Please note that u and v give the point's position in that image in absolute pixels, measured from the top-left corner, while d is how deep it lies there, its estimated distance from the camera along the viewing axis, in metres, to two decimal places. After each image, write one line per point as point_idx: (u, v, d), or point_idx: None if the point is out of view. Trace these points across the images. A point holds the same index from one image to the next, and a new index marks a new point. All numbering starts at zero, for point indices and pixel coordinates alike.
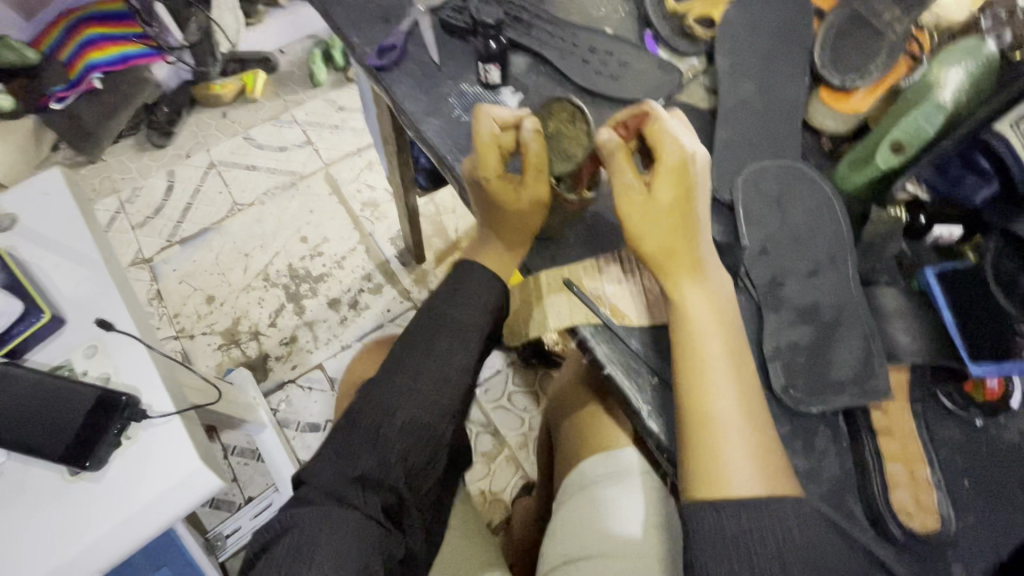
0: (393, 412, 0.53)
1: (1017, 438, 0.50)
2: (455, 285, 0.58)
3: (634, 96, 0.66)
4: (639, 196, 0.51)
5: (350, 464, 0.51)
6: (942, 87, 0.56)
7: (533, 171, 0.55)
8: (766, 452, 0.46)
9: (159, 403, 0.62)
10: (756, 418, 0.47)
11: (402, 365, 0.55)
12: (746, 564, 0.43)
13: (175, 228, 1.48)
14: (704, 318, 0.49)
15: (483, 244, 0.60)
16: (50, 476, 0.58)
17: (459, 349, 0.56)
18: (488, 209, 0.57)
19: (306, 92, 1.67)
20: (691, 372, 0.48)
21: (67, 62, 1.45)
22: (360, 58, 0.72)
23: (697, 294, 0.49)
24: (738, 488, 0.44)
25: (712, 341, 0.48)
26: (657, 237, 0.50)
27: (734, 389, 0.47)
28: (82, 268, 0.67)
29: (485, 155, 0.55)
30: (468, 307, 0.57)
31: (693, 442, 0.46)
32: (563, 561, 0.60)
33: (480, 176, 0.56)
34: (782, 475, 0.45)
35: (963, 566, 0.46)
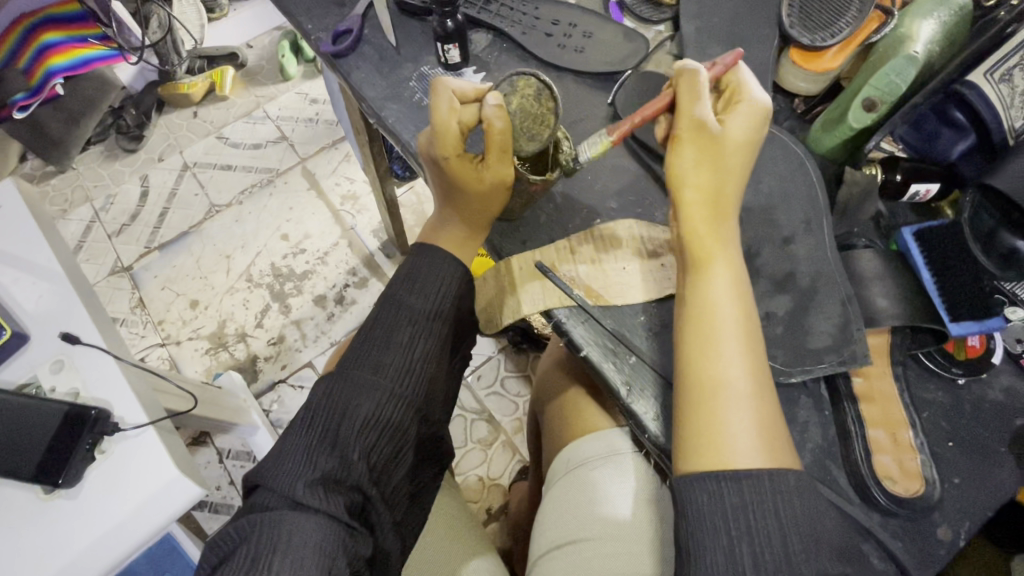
0: (357, 407, 0.52)
1: (1001, 395, 0.50)
2: (410, 271, 0.56)
3: (600, 69, 0.64)
4: (699, 137, 0.48)
5: (308, 465, 0.49)
6: (915, 39, 0.54)
7: (496, 150, 0.52)
8: (766, 422, 0.44)
9: (131, 414, 0.60)
10: (761, 386, 0.45)
11: (358, 359, 0.54)
12: (744, 537, 0.41)
13: (152, 233, 1.44)
14: (721, 288, 0.47)
15: (444, 227, 0.58)
16: (24, 497, 0.57)
17: (421, 338, 0.54)
18: (449, 190, 0.56)
19: (277, 86, 1.63)
20: (703, 340, 0.46)
21: (25, 70, 1.30)
22: (315, 45, 0.69)
23: (722, 265, 0.47)
24: (739, 459, 0.43)
25: (727, 310, 0.46)
26: (698, 190, 0.48)
27: (746, 361, 0.45)
28: (44, 282, 0.65)
29: (444, 135, 0.52)
30: (426, 294, 0.55)
31: (691, 413, 0.44)
32: (553, 546, 0.59)
33: (437, 155, 0.53)
34: (780, 445, 0.44)
35: (949, 528, 0.46)
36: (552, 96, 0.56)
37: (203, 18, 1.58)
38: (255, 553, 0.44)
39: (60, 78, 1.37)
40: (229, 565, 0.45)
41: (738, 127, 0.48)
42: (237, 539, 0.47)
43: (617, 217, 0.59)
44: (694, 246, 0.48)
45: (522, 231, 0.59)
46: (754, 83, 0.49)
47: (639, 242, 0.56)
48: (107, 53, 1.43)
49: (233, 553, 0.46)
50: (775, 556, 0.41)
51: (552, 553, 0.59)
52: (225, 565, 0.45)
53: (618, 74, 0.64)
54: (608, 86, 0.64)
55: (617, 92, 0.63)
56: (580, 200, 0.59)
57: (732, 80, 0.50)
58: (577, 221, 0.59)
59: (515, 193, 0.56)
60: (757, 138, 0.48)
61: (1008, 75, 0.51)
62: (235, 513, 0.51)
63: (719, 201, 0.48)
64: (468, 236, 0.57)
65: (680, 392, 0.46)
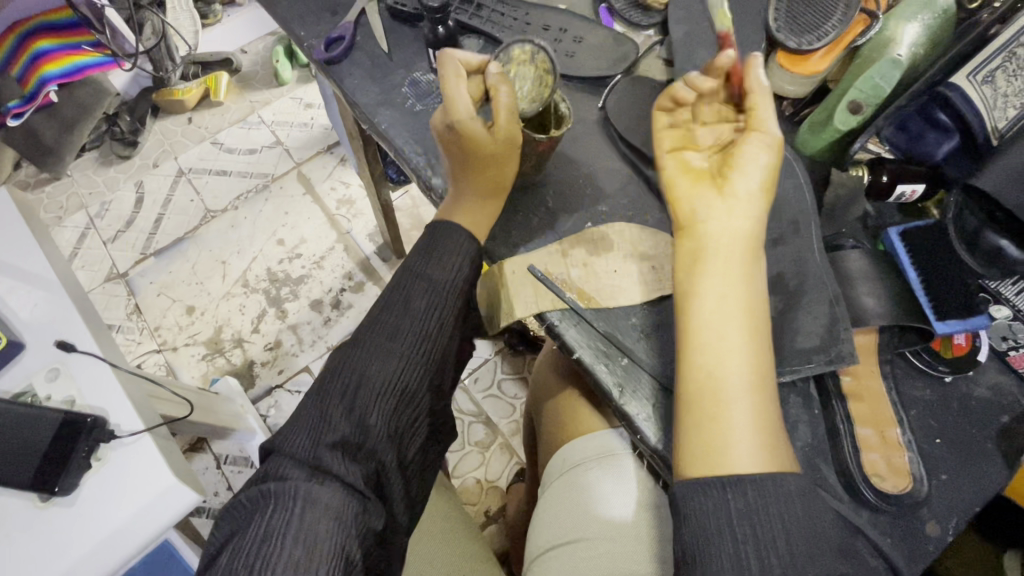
0: (377, 372, 0.53)
1: (988, 393, 0.50)
2: (426, 245, 0.58)
3: (590, 73, 0.65)
4: (759, 135, 0.48)
5: (324, 429, 0.51)
6: (897, 44, 0.55)
7: (505, 115, 0.53)
8: (769, 428, 0.44)
9: (127, 422, 0.60)
10: (765, 394, 0.45)
11: (380, 323, 0.55)
12: (751, 540, 0.42)
13: (148, 240, 1.44)
14: (739, 283, 0.46)
15: (459, 200, 0.58)
16: (20, 505, 0.57)
17: (436, 309, 0.56)
18: (462, 159, 0.56)
19: (271, 92, 1.64)
20: (713, 334, 0.46)
21: (19, 78, 1.31)
22: (308, 52, 0.70)
23: (751, 245, 0.47)
24: (741, 465, 0.43)
25: (734, 302, 0.46)
26: (749, 183, 0.47)
27: (754, 359, 0.46)
28: (38, 290, 0.66)
29: (454, 103, 0.54)
30: (440, 268, 0.56)
31: (696, 415, 0.45)
32: (551, 547, 0.59)
33: (451, 121, 0.55)
34: (780, 449, 0.45)
35: (937, 523, 0.47)
36: (546, 57, 0.58)
37: (197, 25, 1.55)
38: (268, 528, 0.44)
39: (53, 86, 1.37)
40: (242, 539, 0.44)
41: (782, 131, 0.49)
42: (248, 511, 0.47)
43: (607, 219, 0.59)
44: (713, 242, 0.47)
45: (514, 235, 0.59)
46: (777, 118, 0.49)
47: (630, 245, 0.57)
48: (102, 60, 1.43)
49: (244, 525, 0.46)
50: (781, 559, 0.41)
51: (553, 554, 0.59)
52: (238, 539, 0.45)
53: (608, 78, 0.65)
54: (598, 91, 0.65)
55: (608, 97, 0.63)
56: (571, 202, 0.60)
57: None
58: (568, 223, 0.59)
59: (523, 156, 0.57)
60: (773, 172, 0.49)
61: (990, 77, 0.52)
62: (247, 482, 0.51)
63: (742, 197, 0.47)
64: (481, 204, 0.57)
65: (685, 394, 0.46)
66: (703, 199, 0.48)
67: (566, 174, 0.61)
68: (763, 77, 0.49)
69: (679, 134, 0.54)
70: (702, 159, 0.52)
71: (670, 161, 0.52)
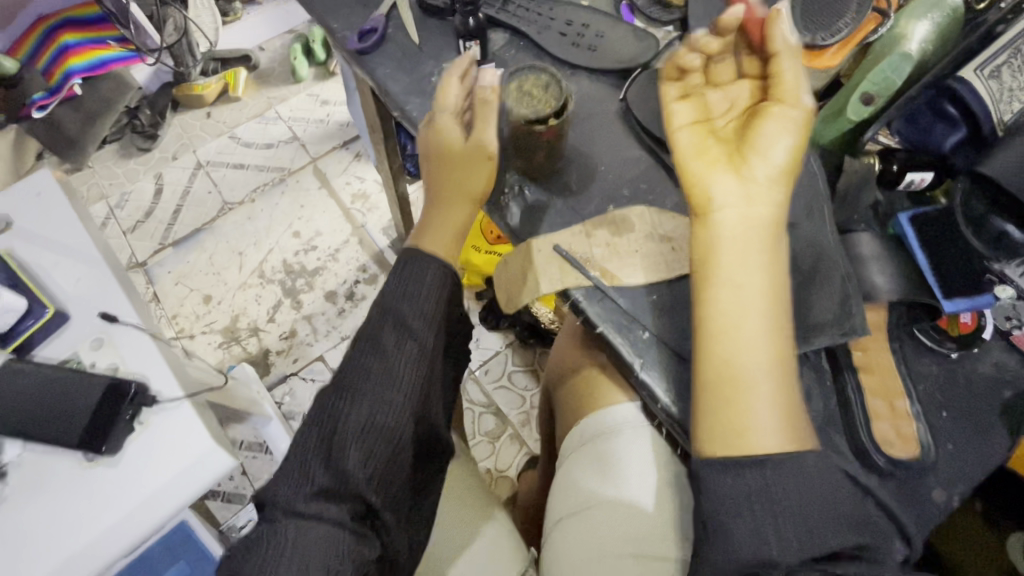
0: (353, 411, 0.56)
1: (992, 369, 0.53)
2: (397, 283, 0.60)
3: (612, 66, 0.68)
4: (785, 109, 0.50)
5: (308, 476, 0.54)
6: (908, 39, 0.58)
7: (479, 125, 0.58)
8: (789, 410, 0.46)
9: (167, 389, 0.63)
10: (783, 380, 0.47)
11: (353, 366, 0.58)
12: (770, 518, 0.44)
13: (167, 230, 1.48)
14: (758, 272, 0.48)
15: (430, 205, 0.63)
16: (67, 465, 0.60)
17: (408, 345, 0.58)
18: (437, 165, 0.61)
19: (289, 88, 1.67)
20: (727, 325, 0.47)
21: (45, 70, 1.42)
22: (341, 42, 0.73)
23: (765, 233, 0.48)
24: (764, 446, 0.45)
25: (751, 295, 0.47)
26: (771, 166, 0.49)
27: (772, 345, 0.47)
28: (82, 265, 0.69)
29: (446, 96, 0.60)
30: (413, 303, 0.59)
31: (716, 401, 0.46)
32: (568, 513, 0.64)
33: (434, 116, 0.61)
34: (802, 428, 0.47)
35: (943, 490, 0.49)
36: (558, 87, 0.58)
37: (217, 21, 1.64)
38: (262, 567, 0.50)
39: (77, 79, 1.43)
40: None
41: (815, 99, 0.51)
42: (246, 549, 0.53)
43: (628, 203, 0.62)
44: (726, 234, 0.48)
45: (539, 215, 0.62)
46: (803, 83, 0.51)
47: (650, 227, 0.59)
48: (125, 55, 1.49)
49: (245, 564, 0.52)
50: (798, 534, 0.44)
51: (570, 518, 0.63)
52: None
53: (629, 71, 0.68)
54: (620, 83, 0.68)
55: (630, 88, 0.66)
56: (594, 187, 0.63)
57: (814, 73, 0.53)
58: (591, 206, 0.62)
59: (534, 146, 0.59)
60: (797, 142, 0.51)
61: (997, 72, 0.55)
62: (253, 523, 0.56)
63: (761, 179, 0.49)
64: (449, 215, 0.61)
65: (704, 381, 0.48)
66: (721, 184, 0.49)
67: (588, 160, 0.64)
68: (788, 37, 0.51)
69: (695, 105, 0.55)
70: (719, 135, 0.53)
71: (688, 138, 0.53)
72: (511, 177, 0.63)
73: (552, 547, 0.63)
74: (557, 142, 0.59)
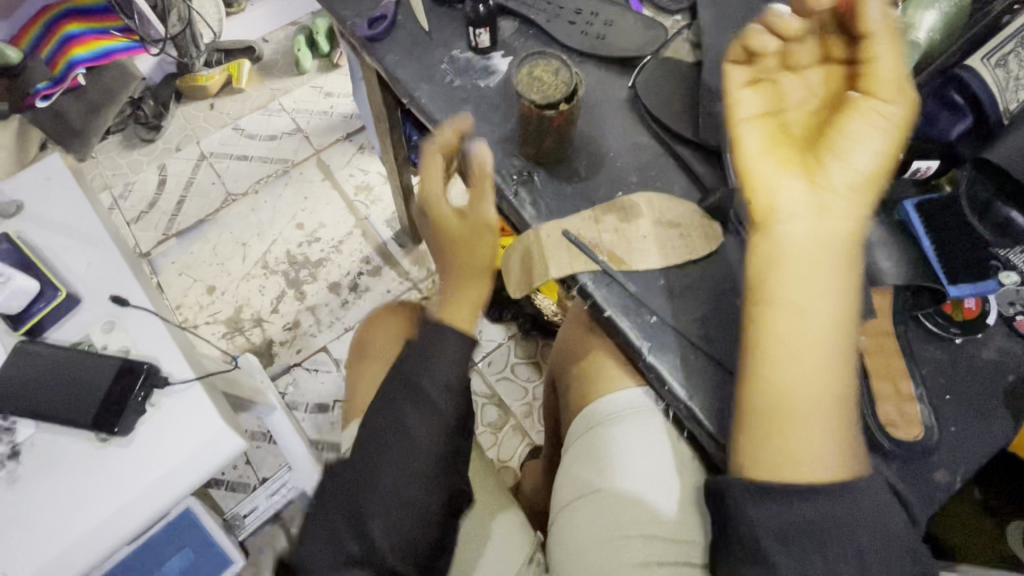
0: (380, 478, 0.54)
1: (996, 354, 0.53)
2: (418, 350, 0.58)
3: (620, 54, 0.68)
4: (870, 109, 0.48)
5: (336, 549, 0.52)
6: (917, 28, 0.57)
7: (476, 193, 0.60)
8: (847, 431, 0.47)
9: (179, 371, 0.64)
10: (844, 400, 0.47)
11: (377, 439, 0.56)
12: (819, 550, 0.45)
13: (170, 221, 1.48)
14: (827, 291, 0.47)
15: (445, 282, 0.63)
16: (80, 445, 0.61)
17: (432, 414, 0.56)
18: (442, 246, 0.63)
19: (292, 80, 1.68)
20: (790, 349, 0.47)
21: (49, 60, 1.42)
22: (351, 29, 0.73)
23: (840, 251, 0.47)
24: (818, 477, 0.46)
25: (814, 320, 0.47)
26: (850, 171, 0.47)
27: (837, 361, 0.47)
28: (92, 248, 0.69)
29: (428, 180, 0.62)
30: (434, 372, 0.57)
31: (768, 431, 0.47)
32: (576, 497, 0.66)
33: (424, 203, 0.62)
34: (854, 455, 0.47)
35: (945, 471, 0.50)
36: (569, 71, 0.59)
37: (221, 11, 1.65)
38: None
39: (81, 69, 1.44)
40: None
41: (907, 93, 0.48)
42: None
43: (636, 190, 0.62)
44: (792, 246, 0.47)
45: (548, 202, 0.62)
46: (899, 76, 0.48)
47: (658, 213, 0.60)
48: (129, 45, 1.50)
49: None
50: (849, 563, 0.45)
51: (574, 504, 0.65)
52: None
53: (637, 59, 0.68)
54: (628, 71, 0.68)
55: (638, 76, 0.67)
56: (602, 173, 0.63)
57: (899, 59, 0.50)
58: (600, 192, 0.63)
59: (543, 132, 0.59)
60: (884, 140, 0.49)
61: (1004, 60, 0.56)
62: None
63: (838, 187, 0.47)
64: (468, 290, 0.62)
65: (762, 401, 0.47)
66: (792, 191, 0.48)
67: (597, 147, 0.64)
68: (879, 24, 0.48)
69: (768, 96, 0.53)
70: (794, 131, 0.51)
71: (756, 133, 0.51)
72: (521, 163, 0.64)
73: (557, 534, 0.65)
74: (566, 129, 0.59)
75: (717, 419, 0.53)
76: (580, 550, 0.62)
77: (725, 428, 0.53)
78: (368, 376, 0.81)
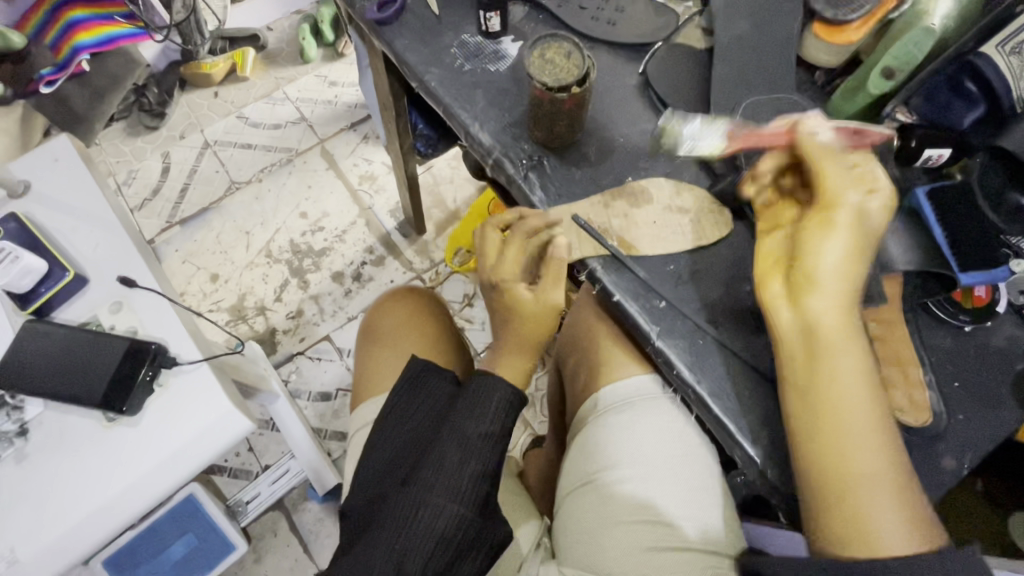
0: (418, 517, 0.53)
1: (1003, 343, 0.54)
2: (466, 398, 0.58)
3: (632, 40, 0.68)
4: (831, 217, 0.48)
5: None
6: (931, 14, 0.58)
7: (552, 277, 0.57)
8: (909, 503, 0.45)
9: (186, 351, 0.64)
10: (898, 474, 0.46)
11: (418, 475, 0.55)
12: None
13: (174, 209, 1.48)
14: (849, 379, 0.46)
15: (498, 353, 0.61)
16: (88, 424, 0.61)
17: (475, 460, 0.56)
18: (504, 319, 0.60)
19: (296, 69, 1.67)
20: (832, 429, 0.46)
21: (52, 45, 1.41)
22: (360, 12, 0.72)
23: (850, 345, 0.47)
24: (891, 545, 0.44)
25: (853, 403, 0.46)
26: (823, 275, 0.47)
27: (880, 451, 0.45)
28: (100, 230, 0.69)
29: (505, 261, 0.59)
30: (480, 420, 0.57)
31: (838, 507, 0.45)
32: (581, 483, 0.67)
33: (496, 280, 0.59)
34: (925, 523, 0.45)
35: (955, 458, 0.50)
36: (580, 55, 0.58)
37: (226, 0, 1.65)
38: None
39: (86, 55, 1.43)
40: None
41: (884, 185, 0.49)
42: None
43: (647, 176, 0.62)
44: (791, 340, 0.49)
45: (557, 186, 0.62)
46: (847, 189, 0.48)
47: (668, 199, 0.60)
48: (134, 32, 1.49)
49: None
50: None
51: (580, 490, 0.67)
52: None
53: (648, 45, 0.68)
54: (639, 57, 0.68)
55: (649, 62, 0.67)
56: (612, 158, 0.63)
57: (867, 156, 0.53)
58: (611, 177, 0.62)
59: (555, 116, 0.59)
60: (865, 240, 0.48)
61: (1018, 48, 0.56)
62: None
63: (818, 288, 0.47)
64: (523, 362, 0.60)
65: (810, 478, 0.47)
66: (779, 294, 0.50)
67: (607, 133, 0.64)
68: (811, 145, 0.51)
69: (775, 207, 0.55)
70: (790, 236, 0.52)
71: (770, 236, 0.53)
72: (531, 148, 0.64)
73: (564, 518, 0.67)
74: (577, 113, 0.59)
75: (724, 402, 0.53)
76: (592, 530, 0.63)
77: (731, 411, 0.53)
78: (378, 361, 0.81)
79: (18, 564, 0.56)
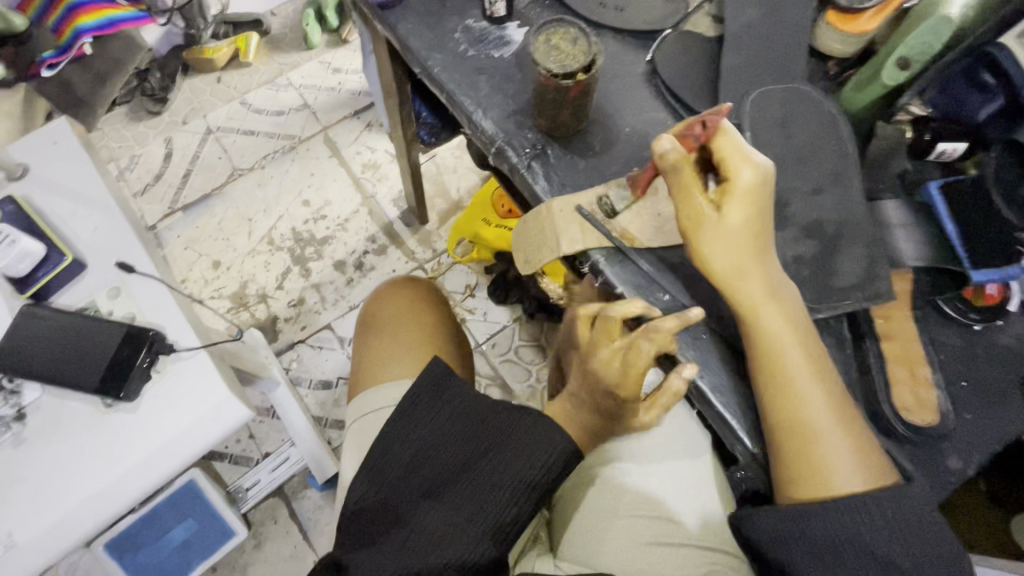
0: (455, 508, 0.52)
1: (1013, 342, 0.53)
2: (531, 418, 0.55)
3: (639, 27, 0.66)
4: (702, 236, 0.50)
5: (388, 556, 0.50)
6: (949, 3, 0.56)
7: (655, 405, 0.54)
8: (859, 440, 0.47)
9: (183, 338, 0.63)
10: (845, 415, 0.48)
11: (470, 471, 0.54)
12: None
13: (176, 194, 1.47)
14: (784, 337, 0.49)
15: (575, 418, 0.57)
16: (86, 409, 0.61)
17: (524, 479, 0.53)
18: (604, 409, 0.55)
19: (300, 55, 1.65)
20: (780, 379, 0.48)
21: (54, 28, 1.40)
22: None
23: (772, 308, 0.49)
24: (840, 485, 0.46)
25: (791, 353, 0.49)
26: (727, 274, 0.50)
27: (818, 396, 0.48)
28: (99, 215, 0.69)
29: (635, 368, 0.50)
30: (541, 446, 0.54)
31: (792, 454, 0.47)
32: (583, 477, 0.67)
33: (618, 388, 0.52)
34: (879, 464, 0.47)
35: (958, 457, 0.50)
36: (586, 42, 0.56)
37: None
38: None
39: (87, 38, 1.40)
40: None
41: (745, 176, 0.49)
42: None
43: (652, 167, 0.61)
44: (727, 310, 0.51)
45: (561, 178, 0.61)
46: (692, 202, 0.50)
47: None
48: (136, 14, 1.46)
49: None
50: None
51: (581, 483, 0.67)
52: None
53: (656, 33, 0.66)
54: (646, 45, 0.67)
55: (656, 50, 0.65)
56: (618, 148, 0.62)
57: (719, 144, 0.51)
58: (616, 168, 0.61)
59: (559, 103, 0.57)
60: (756, 225, 0.50)
61: None
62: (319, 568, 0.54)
63: (726, 279, 0.50)
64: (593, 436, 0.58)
65: (770, 427, 0.48)
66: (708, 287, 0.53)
67: (613, 122, 0.63)
68: (673, 165, 0.49)
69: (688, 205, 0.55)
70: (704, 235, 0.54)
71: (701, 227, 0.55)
72: (534, 137, 0.63)
73: (564, 509, 0.67)
74: (582, 100, 0.58)
75: (726, 397, 0.53)
76: (589, 520, 0.63)
77: (732, 406, 0.52)
78: (377, 350, 0.81)
79: (16, 548, 0.56)
